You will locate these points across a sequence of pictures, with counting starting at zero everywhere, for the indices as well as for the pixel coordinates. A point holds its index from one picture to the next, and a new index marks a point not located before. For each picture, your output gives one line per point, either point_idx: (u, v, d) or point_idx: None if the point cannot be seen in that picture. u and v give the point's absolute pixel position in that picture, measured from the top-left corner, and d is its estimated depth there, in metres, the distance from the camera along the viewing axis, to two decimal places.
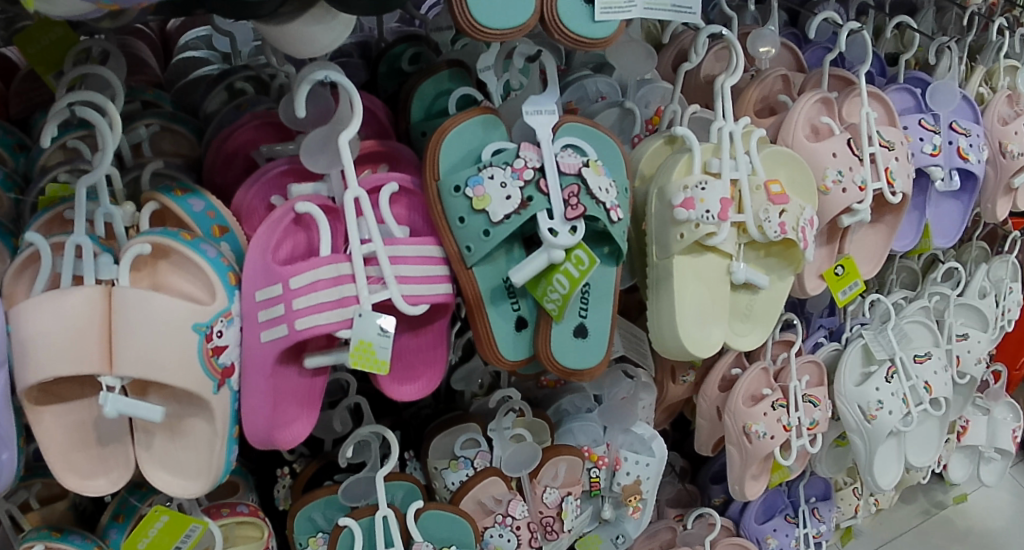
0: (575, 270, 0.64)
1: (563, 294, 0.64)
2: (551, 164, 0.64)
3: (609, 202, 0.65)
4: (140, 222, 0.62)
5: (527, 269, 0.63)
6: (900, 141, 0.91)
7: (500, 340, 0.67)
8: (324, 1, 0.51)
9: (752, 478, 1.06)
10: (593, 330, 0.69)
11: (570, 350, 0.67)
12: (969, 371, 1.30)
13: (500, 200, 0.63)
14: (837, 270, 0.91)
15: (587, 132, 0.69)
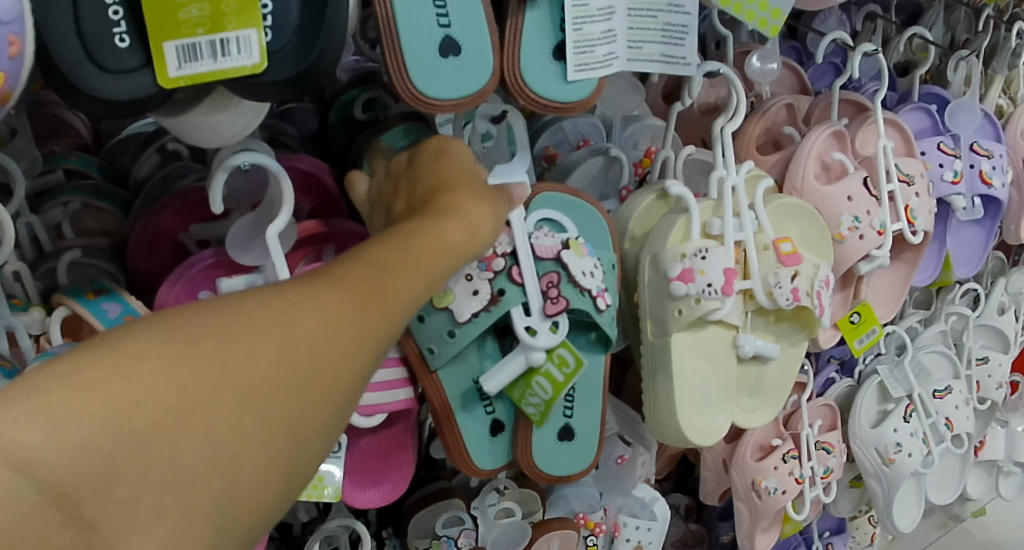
0: (559, 372, 0.60)
1: (544, 401, 0.60)
2: (526, 250, 0.58)
3: (594, 287, 0.60)
4: (50, 331, 0.54)
5: (501, 376, 0.59)
6: (920, 172, 0.82)
7: (475, 450, 0.62)
8: (222, 86, 0.45)
9: (762, 531, 0.97)
10: (581, 430, 0.65)
11: (554, 456, 0.64)
12: (989, 396, 1.22)
13: (466, 296, 0.57)
14: (852, 317, 0.82)
15: (568, 202, 0.63)
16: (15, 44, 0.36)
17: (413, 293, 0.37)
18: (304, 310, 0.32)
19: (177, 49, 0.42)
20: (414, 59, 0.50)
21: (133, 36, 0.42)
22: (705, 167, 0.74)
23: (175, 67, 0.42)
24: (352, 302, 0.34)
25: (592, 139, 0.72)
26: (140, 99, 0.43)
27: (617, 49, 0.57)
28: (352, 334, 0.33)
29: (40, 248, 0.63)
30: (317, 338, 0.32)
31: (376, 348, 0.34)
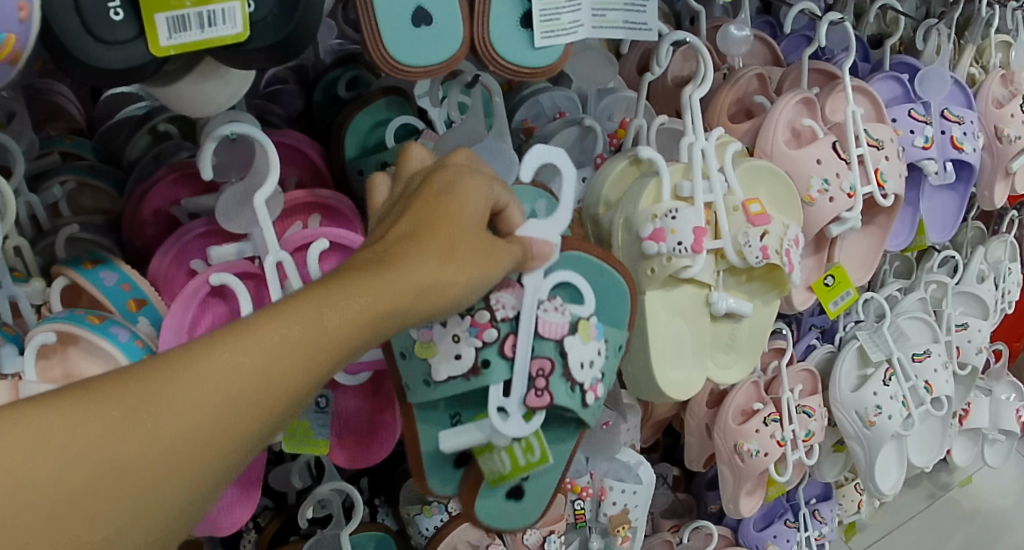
0: (523, 454, 0.58)
1: (501, 470, 0.59)
2: (528, 327, 0.56)
3: (582, 382, 0.58)
4: (50, 300, 0.57)
5: (455, 441, 0.58)
6: (890, 137, 0.85)
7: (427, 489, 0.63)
8: (212, 57, 0.47)
9: (747, 494, 1.00)
10: (530, 495, 0.65)
11: (498, 513, 0.64)
12: (970, 361, 1.25)
13: (448, 358, 0.56)
14: (827, 279, 0.85)
15: (585, 261, 0.59)
16: (24, 9, 0.39)
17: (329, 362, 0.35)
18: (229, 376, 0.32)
19: (168, 21, 0.44)
20: (387, 25, 0.53)
21: (126, 10, 0.44)
22: (677, 136, 0.77)
23: (166, 37, 0.45)
24: (287, 366, 0.34)
25: (569, 112, 0.75)
26: (134, 68, 0.45)
27: (582, 17, 0.60)
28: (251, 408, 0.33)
29: (39, 226, 0.65)
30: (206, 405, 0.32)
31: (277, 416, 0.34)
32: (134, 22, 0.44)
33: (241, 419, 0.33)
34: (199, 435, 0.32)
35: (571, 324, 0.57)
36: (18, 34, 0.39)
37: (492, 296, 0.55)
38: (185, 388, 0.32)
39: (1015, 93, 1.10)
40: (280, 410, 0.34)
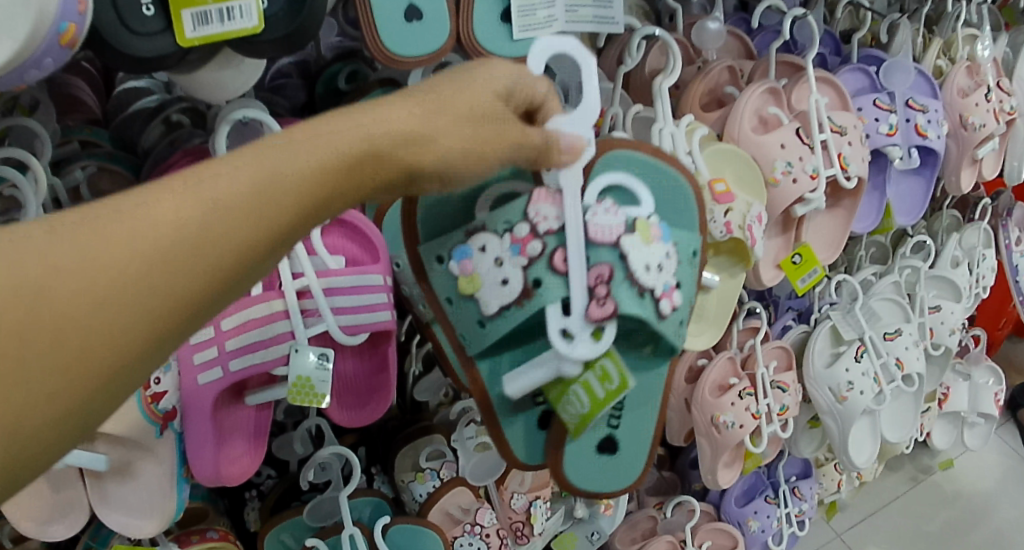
0: (601, 388, 0.65)
1: (579, 414, 0.66)
2: (578, 238, 0.62)
3: (645, 285, 0.64)
4: None
5: (524, 384, 0.65)
6: (853, 124, 0.91)
7: (525, 451, 0.75)
8: (227, 46, 0.53)
9: (725, 466, 1.06)
10: (623, 441, 0.75)
11: (589, 471, 0.74)
12: (943, 342, 1.31)
13: (495, 283, 0.65)
14: (794, 258, 0.91)
15: (640, 164, 0.67)
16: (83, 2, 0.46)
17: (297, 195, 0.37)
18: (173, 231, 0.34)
19: (192, 16, 0.50)
20: (382, 20, 0.59)
21: (156, 6, 0.50)
22: (651, 123, 0.83)
23: (191, 30, 0.51)
24: (253, 197, 0.36)
25: None
26: (161, 57, 0.51)
27: (557, 12, 0.65)
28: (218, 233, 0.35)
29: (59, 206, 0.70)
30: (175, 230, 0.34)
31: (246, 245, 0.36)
32: (162, 16, 0.50)
33: (200, 265, 0.34)
34: (146, 292, 0.33)
35: (628, 225, 0.64)
36: (77, 21, 0.45)
37: (532, 210, 0.63)
38: (152, 214, 0.34)
39: (981, 83, 1.16)
40: (242, 260, 0.36)
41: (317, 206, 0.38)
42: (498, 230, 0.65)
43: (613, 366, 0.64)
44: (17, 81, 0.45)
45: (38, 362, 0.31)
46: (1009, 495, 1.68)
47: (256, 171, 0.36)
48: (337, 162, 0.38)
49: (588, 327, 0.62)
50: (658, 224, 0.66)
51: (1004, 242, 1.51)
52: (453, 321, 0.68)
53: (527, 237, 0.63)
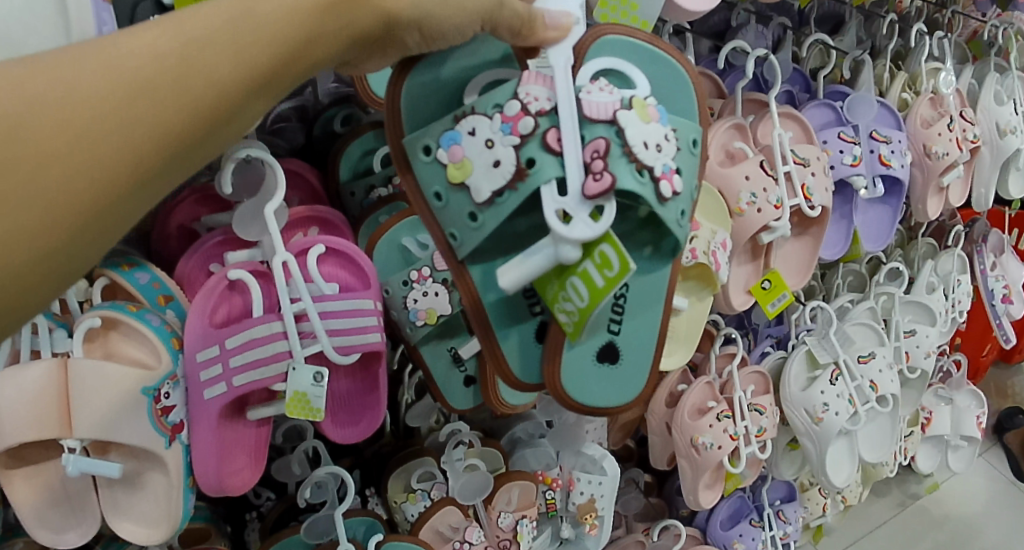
0: (600, 276, 0.60)
1: (579, 306, 0.62)
2: (572, 113, 0.59)
3: (645, 163, 0.61)
4: (92, 296, 0.69)
5: (522, 271, 0.60)
6: (816, 156, 0.97)
7: (516, 364, 0.71)
8: None
9: (706, 487, 1.10)
10: (624, 353, 0.70)
11: (590, 383, 0.69)
12: (920, 364, 1.36)
13: (484, 167, 0.61)
14: (763, 284, 0.97)
15: (625, 49, 0.66)
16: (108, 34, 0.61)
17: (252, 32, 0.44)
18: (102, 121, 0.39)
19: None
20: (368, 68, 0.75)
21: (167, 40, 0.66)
22: None
23: None
24: (213, 36, 0.42)
25: None
26: None
27: None
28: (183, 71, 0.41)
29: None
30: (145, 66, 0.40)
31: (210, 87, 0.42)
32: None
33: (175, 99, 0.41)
34: (127, 118, 0.39)
35: (624, 102, 0.61)
36: None
37: (522, 89, 0.60)
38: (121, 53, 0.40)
39: (943, 114, 1.22)
40: (210, 96, 0.42)
41: (276, 58, 0.45)
42: (484, 108, 0.61)
43: (615, 252, 0.59)
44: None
45: (47, 179, 0.38)
46: (996, 519, 1.70)
47: (168, 56, 0.41)
48: (250, 54, 0.43)
49: (586, 206, 0.59)
50: (656, 106, 0.63)
51: (979, 267, 1.56)
52: (439, 221, 0.64)
53: (519, 116, 0.60)
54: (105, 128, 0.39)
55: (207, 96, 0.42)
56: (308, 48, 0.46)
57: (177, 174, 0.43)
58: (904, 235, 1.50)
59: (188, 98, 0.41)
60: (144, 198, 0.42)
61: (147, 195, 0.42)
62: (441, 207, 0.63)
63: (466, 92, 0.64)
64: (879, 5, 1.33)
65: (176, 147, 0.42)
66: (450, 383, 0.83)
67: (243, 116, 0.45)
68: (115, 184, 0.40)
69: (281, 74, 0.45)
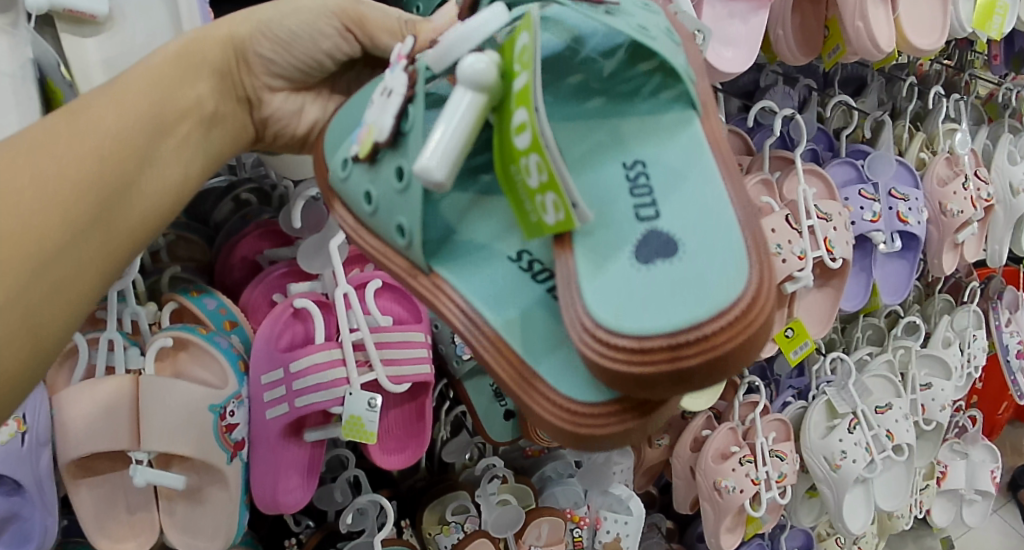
0: (520, 70, 0.45)
1: (529, 142, 0.45)
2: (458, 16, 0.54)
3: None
4: (161, 319, 0.73)
5: (441, 140, 0.45)
6: (838, 211, 1.02)
7: (561, 385, 0.51)
8: None
9: (728, 531, 1.12)
10: (696, 242, 0.48)
11: (636, 296, 0.47)
12: (935, 417, 1.38)
13: (379, 104, 0.52)
14: (787, 331, 1.02)
15: None
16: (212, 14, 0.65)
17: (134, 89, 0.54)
18: (34, 178, 0.46)
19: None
20: None
21: None
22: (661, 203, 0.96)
23: None
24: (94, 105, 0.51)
25: None
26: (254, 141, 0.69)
27: None
28: (85, 122, 0.50)
29: (142, 269, 0.80)
30: (58, 128, 0.49)
31: (111, 133, 0.51)
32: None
33: (89, 144, 0.49)
34: (57, 161, 0.47)
35: None
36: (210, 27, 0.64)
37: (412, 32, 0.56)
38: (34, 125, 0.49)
39: (960, 172, 1.27)
40: (111, 140, 0.51)
41: (160, 107, 0.54)
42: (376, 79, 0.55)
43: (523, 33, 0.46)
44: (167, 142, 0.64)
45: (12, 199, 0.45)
46: None
47: (54, 123, 0.49)
48: (133, 103, 0.53)
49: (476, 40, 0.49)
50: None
51: (994, 322, 1.59)
52: (380, 224, 0.54)
53: (400, 49, 0.54)
54: (32, 166, 0.46)
55: (103, 145, 0.50)
56: (177, 90, 0.56)
57: (107, 228, 0.49)
58: (921, 290, 1.54)
59: (86, 145, 0.49)
60: (92, 258, 0.48)
61: (96, 236, 0.49)
62: (373, 207, 0.54)
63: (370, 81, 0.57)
64: (900, 69, 1.40)
65: (96, 200, 0.49)
66: (491, 417, 0.87)
67: (150, 157, 0.53)
68: (63, 226, 0.47)
69: (165, 116, 0.55)
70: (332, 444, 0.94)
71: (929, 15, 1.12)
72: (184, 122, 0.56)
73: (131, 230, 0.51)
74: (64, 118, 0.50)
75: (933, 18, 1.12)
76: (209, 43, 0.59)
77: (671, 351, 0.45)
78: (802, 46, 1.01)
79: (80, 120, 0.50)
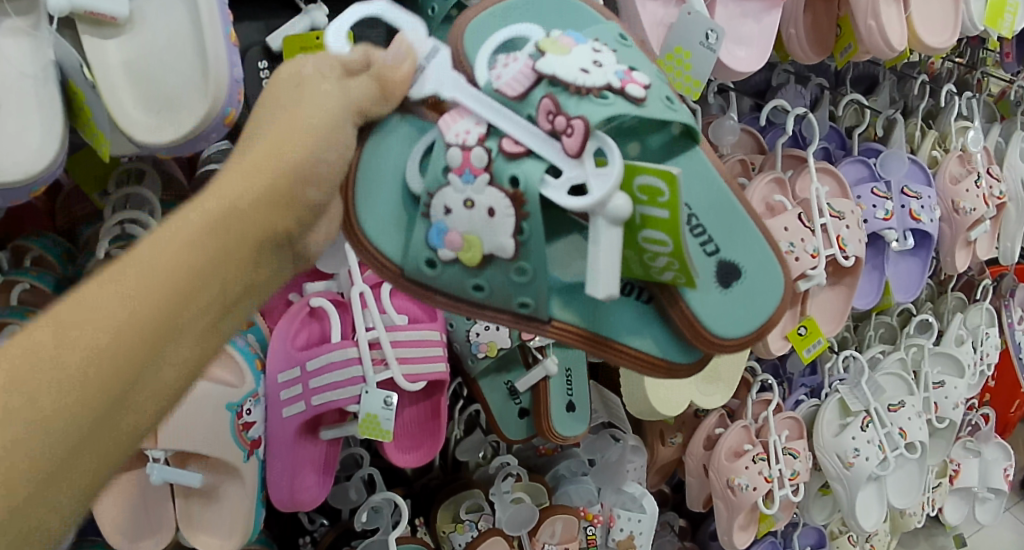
0: (658, 206, 0.54)
1: (669, 253, 0.55)
2: (495, 107, 0.55)
3: (597, 83, 0.56)
4: None
5: (608, 269, 0.54)
6: (850, 209, 1.02)
7: (664, 352, 0.63)
8: None
9: (741, 529, 1.12)
10: (742, 256, 0.63)
11: (726, 316, 0.62)
12: (948, 416, 1.38)
13: (485, 224, 0.56)
14: (799, 330, 1.02)
15: (484, 19, 0.61)
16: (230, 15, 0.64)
17: (193, 237, 0.40)
18: (35, 379, 0.34)
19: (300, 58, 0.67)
20: None
21: None
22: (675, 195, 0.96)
23: None
24: (140, 266, 0.38)
25: None
26: None
27: None
28: (127, 296, 0.37)
29: None
30: (84, 304, 0.36)
31: (155, 308, 0.38)
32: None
33: (123, 326, 0.36)
34: (74, 356, 0.35)
35: (532, 54, 0.57)
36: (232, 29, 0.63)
37: (447, 131, 0.55)
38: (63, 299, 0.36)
39: (972, 170, 1.26)
40: (153, 318, 0.38)
41: (221, 261, 0.41)
42: (435, 185, 0.56)
43: (651, 175, 0.53)
44: (189, 150, 0.62)
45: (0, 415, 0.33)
46: None
47: (83, 295, 0.36)
48: (190, 256, 0.40)
49: (580, 163, 0.55)
50: (562, 34, 0.58)
51: (1008, 321, 1.59)
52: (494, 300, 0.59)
53: (466, 157, 0.55)
54: (40, 365, 0.34)
55: (141, 323, 0.37)
56: (248, 229, 0.43)
57: (121, 430, 0.37)
58: (934, 288, 1.53)
59: (117, 326, 0.36)
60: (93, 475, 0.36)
61: (104, 448, 0.36)
62: (487, 294, 0.59)
63: (408, 179, 0.58)
64: (912, 67, 1.39)
65: (111, 400, 0.36)
66: (506, 414, 0.88)
67: (196, 329, 0.40)
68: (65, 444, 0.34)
69: (227, 270, 0.41)
70: (347, 442, 0.95)
71: (940, 12, 1.12)
72: (246, 272, 0.43)
73: (153, 423, 0.39)
74: (100, 290, 0.37)
75: (945, 16, 1.12)
76: (295, 160, 0.46)
77: (757, 336, 0.63)
78: (814, 44, 1.01)
79: (117, 293, 0.37)
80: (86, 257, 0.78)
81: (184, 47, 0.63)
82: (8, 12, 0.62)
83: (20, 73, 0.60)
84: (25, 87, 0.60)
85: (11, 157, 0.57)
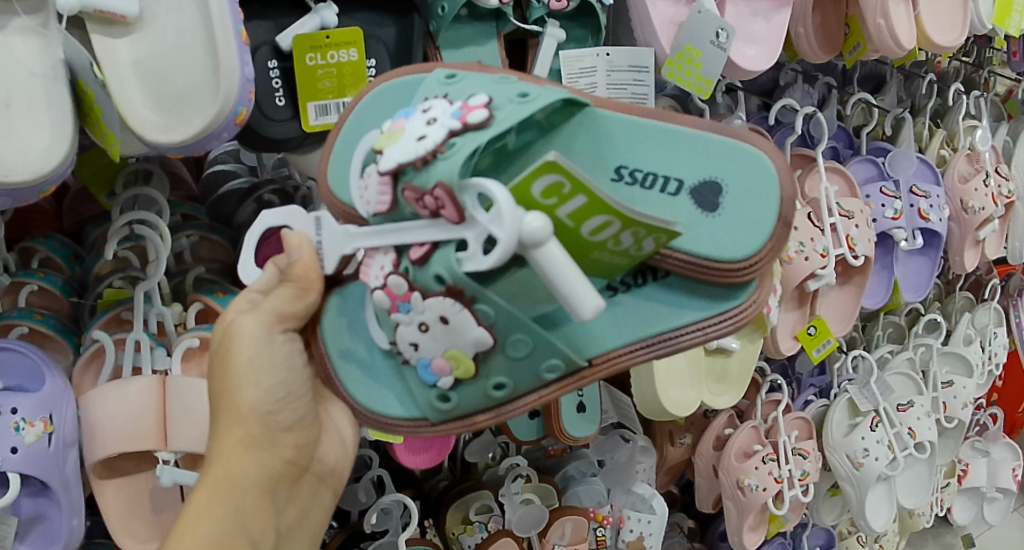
0: (568, 197, 0.45)
1: (621, 225, 0.46)
2: (386, 227, 0.51)
3: (438, 139, 0.48)
4: (187, 319, 0.74)
5: (571, 282, 0.43)
6: (860, 209, 1.02)
7: (699, 309, 0.54)
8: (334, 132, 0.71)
9: (750, 530, 1.12)
10: (715, 170, 0.56)
11: (732, 233, 0.54)
12: (956, 415, 1.38)
13: (455, 332, 0.50)
14: (810, 329, 1.02)
15: (337, 158, 0.56)
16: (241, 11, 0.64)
17: (207, 509, 0.53)
18: None
19: (316, 107, 0.68)
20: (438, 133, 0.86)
21: (286, 98, 0.70)
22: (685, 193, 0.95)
23: (314, 117, 0.69)
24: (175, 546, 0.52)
25: None
26: (286, 139, 0.69)
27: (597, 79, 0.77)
28: None
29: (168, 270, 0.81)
30: None
31: None
32: (289, 108, 0.70)
33: None
34: None
35: (376, 160, 0.50)
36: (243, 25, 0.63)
37: (368, 272, 0.52)
38: None
39: (980, 169, 1.26)
40: None
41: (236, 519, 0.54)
42: (392, 331, 0.53)
43: (536, 180, 0.45)
44: (200, 149, 0.62)
45: None
46: None
47: None
48: (213, 524, 0.53)
49: (474, 224, 0.47)
50: (393, 122, 0.51)
51: (1015, 320, 1.58)
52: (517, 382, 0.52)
53: (389, 292, 0.51)
54: None
55: None
56: (247, 481, 0.55)
57: None
58: (941, 288, 1.53)
59: None
60: None
61: None
62: (511, 388, 0.52)
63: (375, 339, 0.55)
64: (919, 66, 1.38)
65: None
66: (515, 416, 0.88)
67: None
68: None
69: (245, 523, 0.54)
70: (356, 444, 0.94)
71: (949, 11, 1.11)
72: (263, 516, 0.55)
73: None
74: None
75: (955, 15, 1.11)
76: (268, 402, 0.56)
77: (784, 226, 0.55)
78: (822, 43, 1.01)
79: None
80: (92, 258, 0.77)
81: (194, 47, 0.63)
82: (16, 11, 0.61)
83: (28, 73, 0.60)
84: (34, 87, 0.59)
85: (20, 158, 0.56)
